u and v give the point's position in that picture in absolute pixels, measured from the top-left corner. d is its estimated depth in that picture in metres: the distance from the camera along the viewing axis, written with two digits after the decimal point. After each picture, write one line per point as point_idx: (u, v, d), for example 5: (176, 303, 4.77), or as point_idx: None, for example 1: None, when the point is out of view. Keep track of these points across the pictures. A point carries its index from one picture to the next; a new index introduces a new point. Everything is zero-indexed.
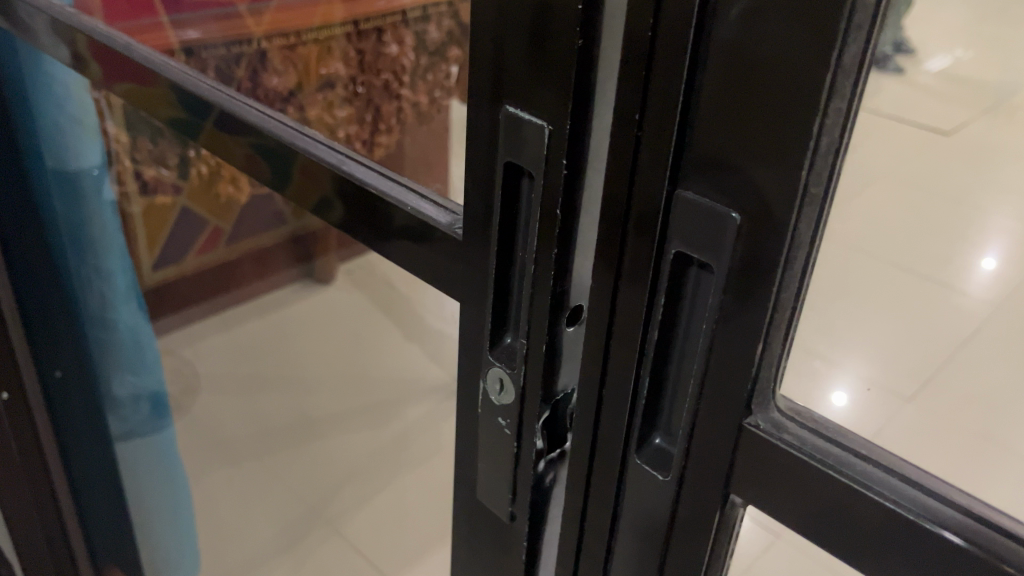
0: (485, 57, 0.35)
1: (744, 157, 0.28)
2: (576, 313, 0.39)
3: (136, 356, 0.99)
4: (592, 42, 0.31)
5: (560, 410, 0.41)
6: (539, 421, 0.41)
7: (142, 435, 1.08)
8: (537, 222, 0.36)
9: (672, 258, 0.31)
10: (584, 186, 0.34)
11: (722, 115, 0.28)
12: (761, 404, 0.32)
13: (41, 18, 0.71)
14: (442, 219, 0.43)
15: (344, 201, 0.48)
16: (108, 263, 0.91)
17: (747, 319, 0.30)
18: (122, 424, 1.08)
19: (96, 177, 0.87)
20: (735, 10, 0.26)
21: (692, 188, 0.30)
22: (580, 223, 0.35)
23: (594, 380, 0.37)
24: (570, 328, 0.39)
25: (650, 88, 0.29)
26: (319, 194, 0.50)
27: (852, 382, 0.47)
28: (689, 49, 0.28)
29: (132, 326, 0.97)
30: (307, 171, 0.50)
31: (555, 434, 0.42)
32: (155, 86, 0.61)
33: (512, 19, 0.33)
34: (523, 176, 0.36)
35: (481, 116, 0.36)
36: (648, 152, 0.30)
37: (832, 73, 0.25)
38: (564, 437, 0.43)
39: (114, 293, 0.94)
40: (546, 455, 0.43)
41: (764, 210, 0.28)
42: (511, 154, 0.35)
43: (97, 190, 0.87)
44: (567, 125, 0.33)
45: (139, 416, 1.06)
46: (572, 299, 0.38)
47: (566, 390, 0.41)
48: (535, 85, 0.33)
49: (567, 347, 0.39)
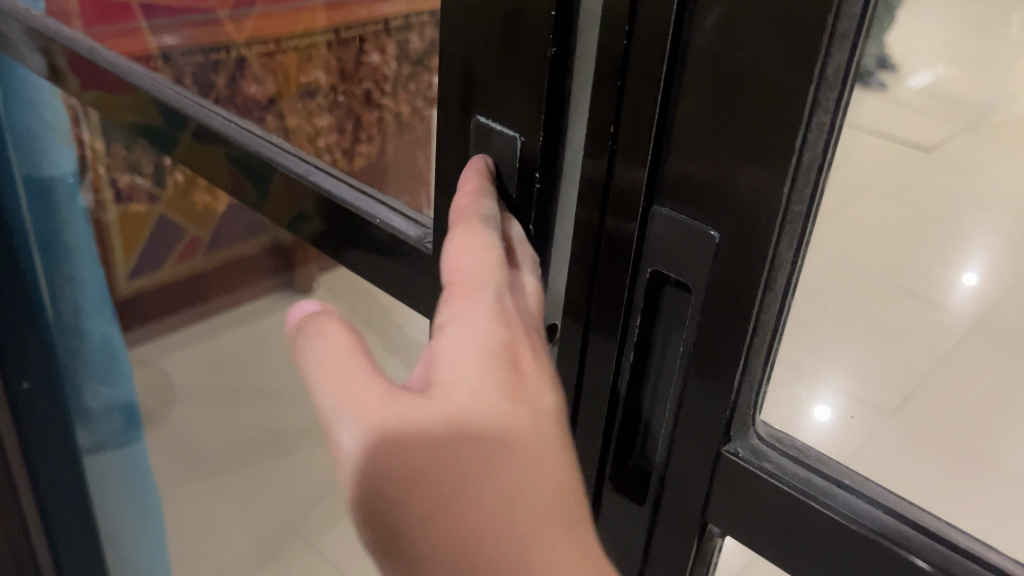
0: (455, 68, 0.33)
1: (723, 172, 0.26)
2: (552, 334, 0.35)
3: (110, 364, 0.98)
4: (567, 51, 0.29)
5: None
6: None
7: (115, 448, 1.06)
8: None
9: (647, 276, 0.30)
10: (560, 196, 0.32)
11: (699, 127, 0.26)
12: (739, 430, 0.31)
13: (15, 26, 0.69)
14: (412, 233, 0.42)
15: (318, 215, 0.47)
16: (82, 271, 0.91)
17: (721, 344, 0.28)
18: (93, 437, 1.06)
19: (70, 185, 0.86)
20: (712, 18, 0.25)
21: (669, 205, 0.28)
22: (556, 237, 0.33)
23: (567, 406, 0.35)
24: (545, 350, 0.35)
25: (625, 97, 0.28)
26: (294, 210, 0.48)
27: (824, 413, 0.47)
28: (667, 55, 0.26)
29: (106, 334, 0.96)
30: (277, 181, 0.48)
31: None
32: (122, 93, 0.60)
33: (480, 30, 0.31)
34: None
35: (451, 126, 0.35)
36: (623, 167, 0.29)
37: (816, 82, 0.23)
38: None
39: (88, 304, 0.93)
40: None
41: (745, 227, 0.26)
42: None
43: (71, 198, 0.87)
44: (540, 137, 0.31)
45: (111, 429, 1.05)
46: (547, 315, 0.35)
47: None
48: (504, 96, 0.31)
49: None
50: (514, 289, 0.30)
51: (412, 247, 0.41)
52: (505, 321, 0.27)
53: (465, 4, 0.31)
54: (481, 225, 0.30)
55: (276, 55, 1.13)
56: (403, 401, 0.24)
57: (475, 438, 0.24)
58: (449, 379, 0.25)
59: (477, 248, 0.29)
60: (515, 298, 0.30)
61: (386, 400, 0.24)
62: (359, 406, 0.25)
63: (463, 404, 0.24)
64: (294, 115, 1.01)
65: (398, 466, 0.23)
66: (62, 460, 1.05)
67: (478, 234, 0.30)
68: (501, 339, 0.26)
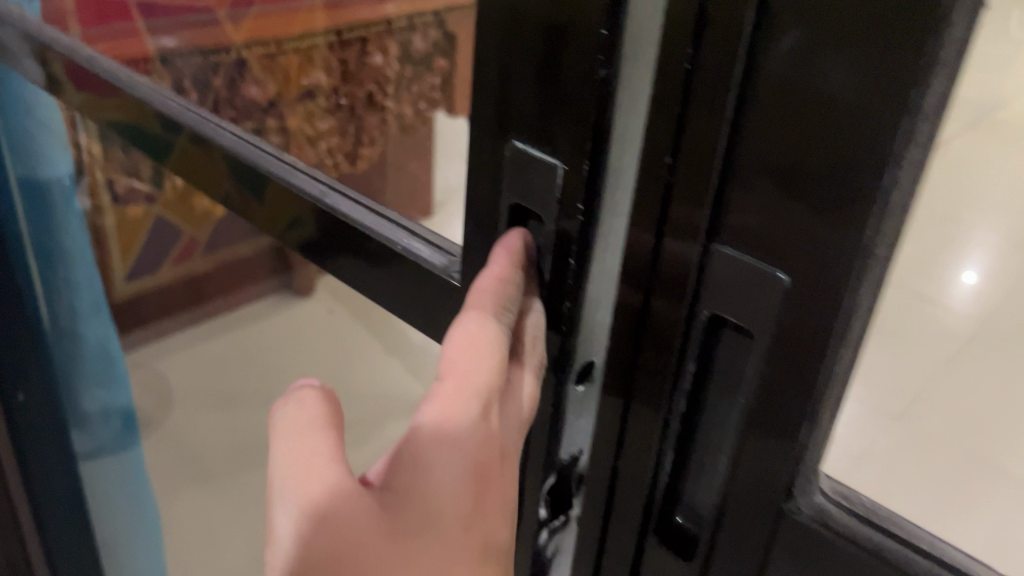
0: (489, 88, 0.31)
1: (793, 211, 0.24)
2: (588, 371, 0.34)
3: (107, 369, 0.96)
4: (620, 73, 0.27)
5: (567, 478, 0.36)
6: (544, 481, 0.36)
7: (112, 453, 1.03)
8: (549, 271, 0.32)
9: (703, 320, 0.27)
10: (603, 230, 0.30)
11: (768, 161, 0.24)
12: (803, 487, 0.28)
13: (11, 33, 0.66)
14: (437, 261, 0.39)
15: (321, 233, 0.44)
16: (77, 274, 0.88)
17: (785, 403, 0.26)
18: (89, 441, 1.02)
19: (66, 187, 0.83)
20: (788, 40, 0.22)
21: (730, 244, 0.26)
22: (593, 270, 0.31)
23: (608, 449, 0.33)
24: (579, 387, 0.34)
25: (684, 129, 0.26)
26: (290, 215, 0.46)
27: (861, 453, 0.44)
28: (734, 87, 0.24)
29: (102, 339, 0.93)
30: (282, 197, 0.46)
31: (560, 498, 0.37)
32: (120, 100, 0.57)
33: (518, 47, 0.29)
34: (531, 217, 0.32)
35: (484, 150, 0.32)
36: (680, 201, 0.26)
37: (909, 118, 0.21)
38: (569, 502, 0.37)
39: (84, 307, 0.89)
40: (550, 521, 0.37)
41: (822, 280, 0.24)
42: (518, 195, 0.31)
43: (67, 200, 0.84)
44: (585, 165, 0.28)
45: (109, 433, 1.02)
46: (580, 350, 0.33)
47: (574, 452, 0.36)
48: (545, 120, 0.29)
49: (567, 408, 0.34)
50: (507, 391, 0.30)
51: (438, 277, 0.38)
52: (484, 439, 0.27)
53: (502, 18, 0.29)
54: (492, 317, 0.30)
55: (276, 56, 1.07)
56: (358, 496, 0.25)
57: (406, 547, 0.24)
58: (412, 485, 0.25)
59: (479, 347, 0.29)
60: (504, 402, 0.30)
61: (342, 489, 0.25)
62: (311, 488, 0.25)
63: (408, 520, 0.25)
64: (295, 118, 1.00)
65: (321, 552, 0.24)
66: (59, 470, 1.02)
67: (489, 328, 0.30)
68: (476, 455, 0.27)
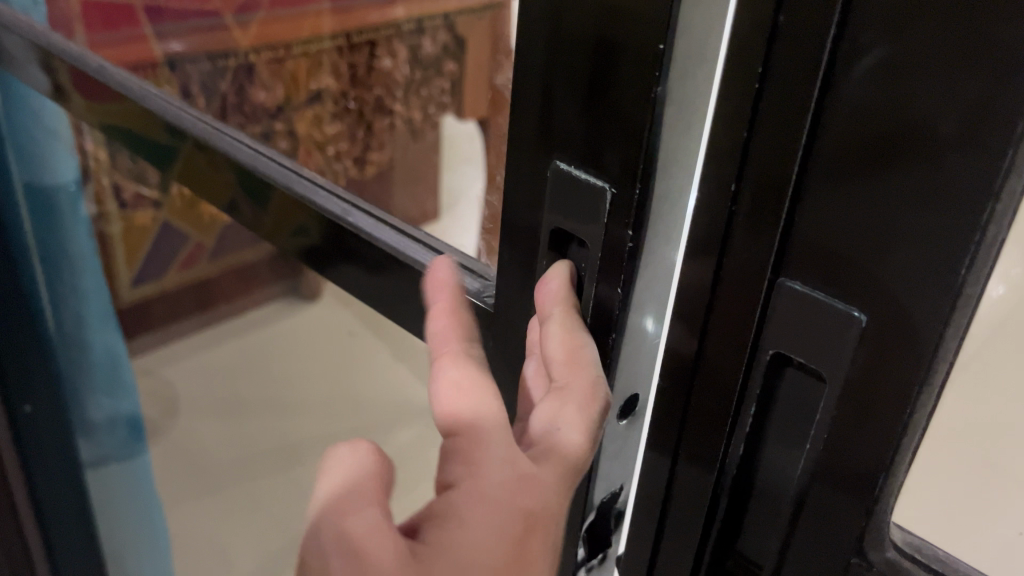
0: (532, 104, 0.29)
1: (871, 246, 0.22)
2: (632, 405, 0.32)
3: (114, 377, 0.93)
4: (676, 88, 0.25)
5: (606, 515, 0.35)
6: (582, 523, 0.34)
7: (119, 460, 1.01)
8: (593, 300, 0.30)
9: (767, 359, 0.26)
10: (649, 256, 0.28)
11: (843, 192, 0.22)
12: (876, 540, 0.26)
13: (21, 45, 0.64)
14: (470, 285, 0.37)
15: (339, 251, 0.42)
16: (84, 283, 0.86)
17: (856, 451, 0.24)
18: (96, 449, 1.00)
19: (72, 194, 0.81)
20: (868, 61, 0.20)
21: (801, 280, 0.24)
22: (634, 299, 0.29)
23: (660, 483, 0.31)
24: (623, 422, 0.32)
25: (750, 154, 0.24)
26: (296, 221, 0.44)
27: None
28: (810, 109, 0.22)
29: (109, 346, 0.91)
30: (291, 203, 0.44)
31: (600, 538, 0.35)
32: (127, 109, 0.55)
33: (564, 61, 0.27)
34: (573, 243, 0.30)
35: (523, 170, 0.31)
36: (746, 231, 0.25)
37: (1014, 150, 0.19)
38: (609, 540, 0.36)
39: (91, 315, 0.88)
40: (588, 561, 0.36)
41: (902, 324, 0.22)
42: (559, 218, 0.30)
43: (73, 208, 0.81)
44: (637, 189, 0.26)
45: (115, 441, 0.99)
46: (630, 383, 0.32)
47: (614, 490, 0.34)
48: (594, 141, 0.27)
49: (614, 443, 0.33)
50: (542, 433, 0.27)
51: (470, 302, 0.36)
52: (527, 482, 0.24)
53: (548, 31, 0.27)
54: (466, 361, 0.29)
55: (285, 60, 1.02)
56: (383, 541, 0.22)
57: None
58: (446, 536, 0.23)
59: (468, 391, 0.27)
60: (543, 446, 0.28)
61: (378, 533, 0.22)
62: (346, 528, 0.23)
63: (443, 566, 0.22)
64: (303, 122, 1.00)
65: None
66: (65, 481, 1.00)
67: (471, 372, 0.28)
68: (521, 507, 0.24)
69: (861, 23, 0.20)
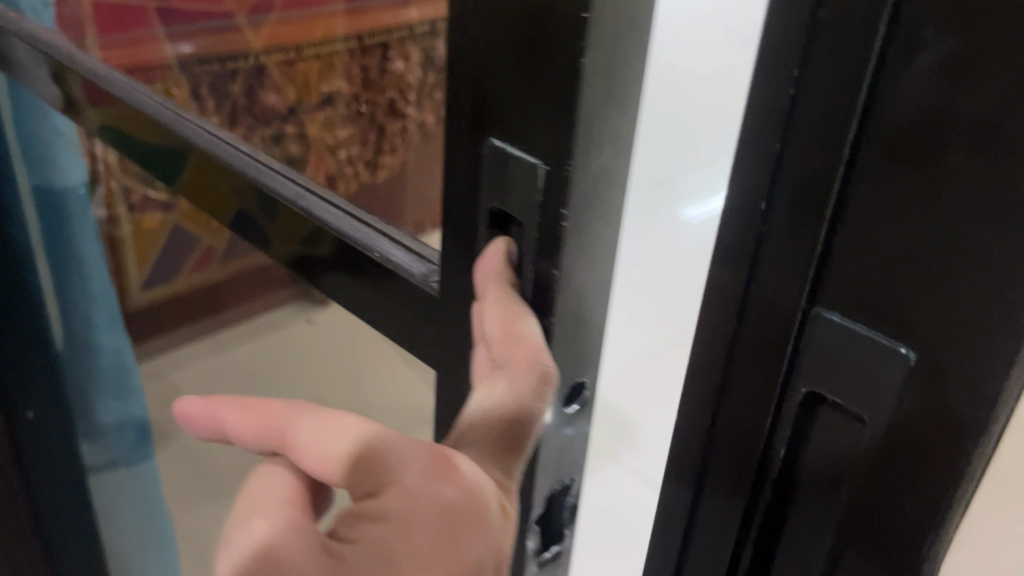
0: (468, 77, 0.26)
1: (919, 277, 0.21)
2: (580, 391, 0.30)
3: (122, 382, 0.90)
4: (597, 66, 0.22)
5: (556, 503, 0.32)
6: (529, 518, 0.31)
7: (127, 465, 0.97)
8: (531, 286, 0.27)
9: (801, 395, 0.25)
10: (590, 236, 0.26)
11: (888, 218, 0.21)
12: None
13: (26, 50, 0.61)
14: (415, 270, 0.35)
15: (332, 254, 0.39)
16: (94, 282, 0.83)
17: (899, 488, 0.23)
18: (102, 454, 0.96)
19: (80, 197, 0.79)
20: (916, 77, 0.20)
21: (838, 311, 0.23)
22: (566, 283, 0.26)
23: (684, 509, 0.30)
24: (573, 408, 0.30)
25: (783, 173, 0.23)
26: (306, 231, 0.40)
27: None
28: (853, 123, 0.21)
29: (118, 349, 0.87)
30: (289, 217, 0.41)
31: (550, 528, 0.33)
32: (116, 109, 0.54)
33: (497, 29, 0.24)
34: (513, 221, 0.28)
35: (461, 152, 0.28)
36: (777, 258, 0.24)
37: None
38: (563, 533, 0.33)
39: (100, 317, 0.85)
40: (539, 556, 0.33)
41: (946, 358, 0.21)
42: (497, 199, 0.27)
43: (81, 211, 0.80)
44: (568, 168, 0.24)
45: (122, 445, 0.95)
46: (574, 374, 0.29)
47: (565, 482, 0.32)
48: (526, 118, 0.24)
49: (562, 431, 0.30)
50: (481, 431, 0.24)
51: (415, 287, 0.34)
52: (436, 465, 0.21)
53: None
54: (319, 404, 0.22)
55: (296, 63, 1.01)
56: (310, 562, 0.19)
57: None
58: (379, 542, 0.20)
59: (330, 425, 0.21)
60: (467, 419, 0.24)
61: (291, 542, 0.20)
62: (246, 535, 0.20)
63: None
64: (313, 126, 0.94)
65: None
66: (68, 491, 0.97)
67: (315, 418, 0.22)
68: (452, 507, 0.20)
69: (913, 30, 0.19)
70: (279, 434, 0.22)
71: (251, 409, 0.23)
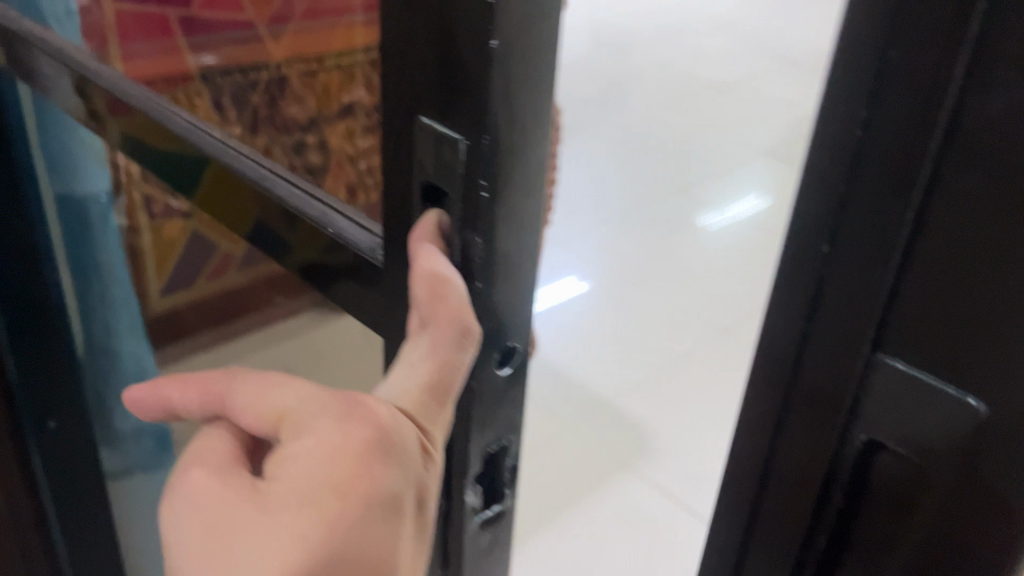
0: (403, 68, 0.33)
1: (983, 329, 0.22)
2: (508, 356, 0.38)
3: None
4: (507, 50, 0.30)
5: (495, 462, 0.41)
6: (469, 475, 0.40)
7: (143, 470, 0.98)
8: (457, 251, 0.34)
9: (860, 441, 0.26)
10: (504, 197, 0.33)
11: (953, 272, 0.23)
12: None
13: (49, 61, 0.61)
14: (363, 240, 0.40)
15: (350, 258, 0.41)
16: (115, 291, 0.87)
17: (980, 514, 0.24)
18: (120, 461, 0.97)
19: (103, 204, 0.82)
20: (980, 142, 0.21)
21: (901, 359, 0.25)
22: (486, 239, 0.33)
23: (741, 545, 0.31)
24: (503, 372, 0.38)
25: (846, 230, 0.24)
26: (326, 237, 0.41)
27: None
28: (916, 185, 0.23)
29: (137, 353, 0.90)
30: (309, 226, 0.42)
31: (490, 487, 0.42)
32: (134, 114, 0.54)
33: (424, 27, 0.31)
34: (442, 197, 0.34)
35: (400, 135, 0.34)
36: (837, 310, 0.25)
37: None
38: (501, 492, 0.43)
39: (120, 323, 0.88)
40: (483, 510, 0.42)
41: (1018, 395, 0.22)
42: (429, 171, 0.34)
43: (104, 217, 0.83)
44: (483, 137, 0.31)
45: (141, 451, 0.97)
46: (506, 335, 0.37)
47: (503, 443, 0.41)
48: (450, 98, 0.31)
49: (497, 394, 0.38)
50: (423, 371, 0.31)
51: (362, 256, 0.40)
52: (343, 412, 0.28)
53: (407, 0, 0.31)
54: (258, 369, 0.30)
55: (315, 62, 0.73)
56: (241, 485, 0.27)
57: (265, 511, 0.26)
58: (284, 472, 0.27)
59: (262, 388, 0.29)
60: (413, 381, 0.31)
61: (221, 477, 0.28)
62: (191, 481, 0.28)
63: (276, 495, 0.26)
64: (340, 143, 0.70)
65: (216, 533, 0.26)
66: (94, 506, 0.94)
67: (251, 380, 0.29)
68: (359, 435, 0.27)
69: (978, 103, 0.21)
70: (220, 400, 0.30)
71: (197, 385, 0.30)
